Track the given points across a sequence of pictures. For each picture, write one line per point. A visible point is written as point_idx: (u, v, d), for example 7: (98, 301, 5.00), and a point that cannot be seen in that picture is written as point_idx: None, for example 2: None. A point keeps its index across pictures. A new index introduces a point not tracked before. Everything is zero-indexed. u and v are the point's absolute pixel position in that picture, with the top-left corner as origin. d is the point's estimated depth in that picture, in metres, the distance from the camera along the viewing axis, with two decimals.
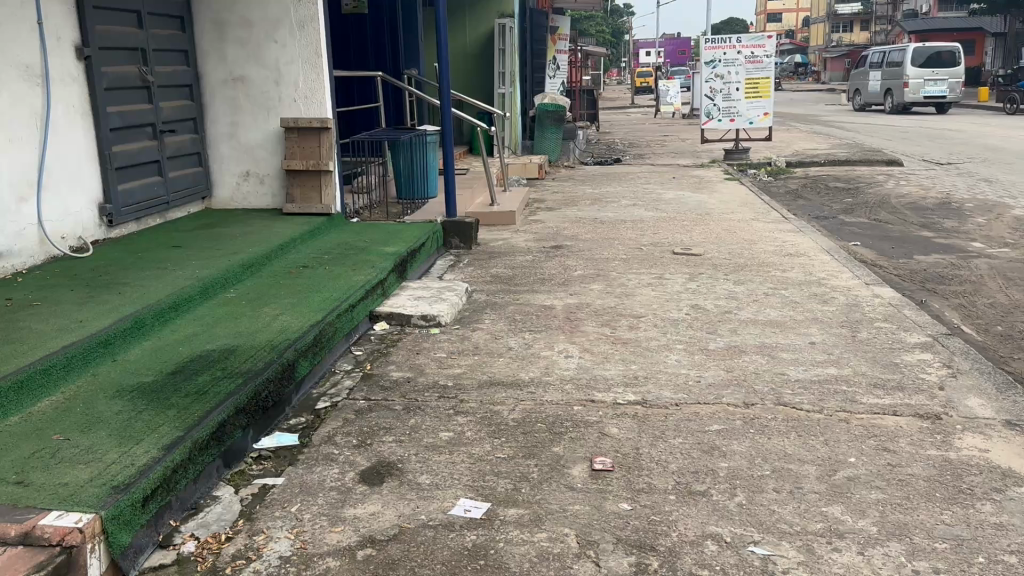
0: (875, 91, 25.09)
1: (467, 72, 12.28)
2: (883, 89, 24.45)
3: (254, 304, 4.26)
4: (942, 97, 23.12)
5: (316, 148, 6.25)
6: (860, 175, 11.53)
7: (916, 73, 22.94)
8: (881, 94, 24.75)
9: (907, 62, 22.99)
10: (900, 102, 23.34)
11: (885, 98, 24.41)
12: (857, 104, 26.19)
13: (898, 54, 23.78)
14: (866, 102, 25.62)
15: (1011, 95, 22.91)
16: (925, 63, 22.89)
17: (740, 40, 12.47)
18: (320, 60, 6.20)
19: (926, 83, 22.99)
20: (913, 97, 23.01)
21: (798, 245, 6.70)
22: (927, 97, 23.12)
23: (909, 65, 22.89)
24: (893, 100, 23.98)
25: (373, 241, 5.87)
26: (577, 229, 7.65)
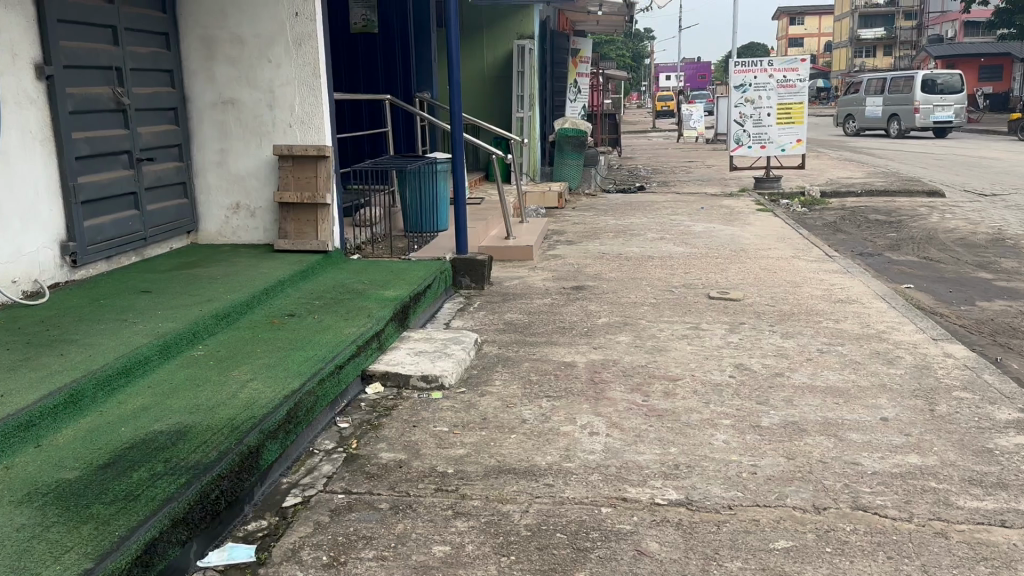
0: (874, 116, 24.47)
1: (484, 97, 11.73)
2: (885, 115, 23.80)
3: (221, 367, 3.63)
4: (950, 123, 22.56)
5: (312, 178, 5.64)
6: (902, 207, 10.80)
7: (927, 100, 22.35)
8: (882, 119, 24.17)
9: (916, 88, 22.34)
10: (907, 128, 22.69)
11: (887, 124, 23.77)
12: (851, 129, 25.48)
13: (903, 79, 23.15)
14: (861, 128, 25.03)
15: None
16: (932, 88, 22.31)
17: (772, 63, 11.82)
18: (318, 81, 5.60)
19: (934, 109, 22.41)
20: (923, 123, 22.38)
21: (848, 290, 6.00)
22: (936, 123, 22.51)
23: (918, 91, 22.28)
24: (895, 126, 23.38)
25: (374, 283, 5.24)
26: (601, 267, 6.97)
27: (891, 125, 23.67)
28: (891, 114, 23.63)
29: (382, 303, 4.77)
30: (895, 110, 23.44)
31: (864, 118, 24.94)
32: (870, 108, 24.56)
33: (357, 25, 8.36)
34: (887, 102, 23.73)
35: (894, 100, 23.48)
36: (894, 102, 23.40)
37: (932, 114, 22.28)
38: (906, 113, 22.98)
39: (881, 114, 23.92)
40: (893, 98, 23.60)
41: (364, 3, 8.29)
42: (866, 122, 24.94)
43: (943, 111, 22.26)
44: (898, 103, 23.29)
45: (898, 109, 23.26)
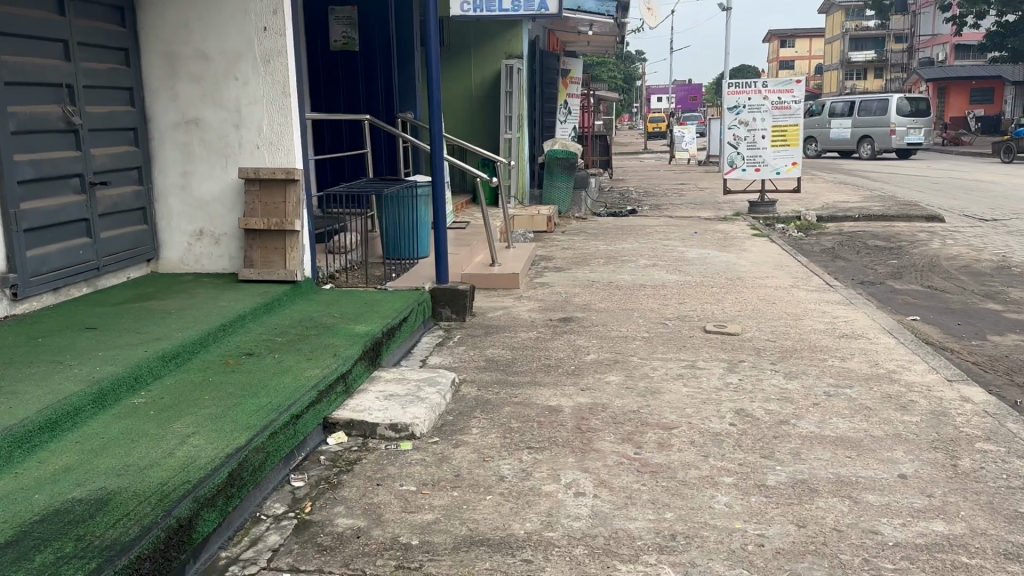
0: (838, 139, 24.79)
1: (472, 118, 11.43)
2: (856, 137, 24.02)
3: (163, 418, 3.25)
4: (920, 145, 23.10)
5: (281, 205, 5.24)
6: (901, 232, 10.50)
7: (902, 121, 22.74)
8: (850, 141, 24.43)
9: (891, 111, 22.77)
10: (882, 148, 22.92)
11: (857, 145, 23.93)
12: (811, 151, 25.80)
13: (872, 102, 23.47)
14: (823, 149, 25.31)
15: (1009, 144, 23.30)
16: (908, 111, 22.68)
17: (766, 84, 11.53)
18: (288, 100, 5.25)
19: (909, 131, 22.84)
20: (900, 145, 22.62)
21: (853, 323, 5.66)
22: (909, 144, 22.97)
23: (893, 113, 22.64)
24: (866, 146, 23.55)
25: (344, 317, 4.85)
26: (591, 297, 6.61)
27: (862, 147, 23.90)
28: (860, 136, 23.88)
29: (351, 340, 4.39)
30: (866, 132, 23.69)
31: (828, 139, 25.12)
32: (837, 130, 24.76)
33: (337, 43, 8.06)
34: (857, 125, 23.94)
35: (866, 122, 23.81)
36: (866, 125, 23.66)
37: (908, 135, 22.61)
38: (881, 136, 23.24)
39: (850, 136, 24.15)
40: (865, 120, 23.93)
41: (345, 20, 7.98)
42: (830, 143, 25.11)
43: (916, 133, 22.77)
44: (871, 126, 23.57)
45: (871, 132, 23.50)
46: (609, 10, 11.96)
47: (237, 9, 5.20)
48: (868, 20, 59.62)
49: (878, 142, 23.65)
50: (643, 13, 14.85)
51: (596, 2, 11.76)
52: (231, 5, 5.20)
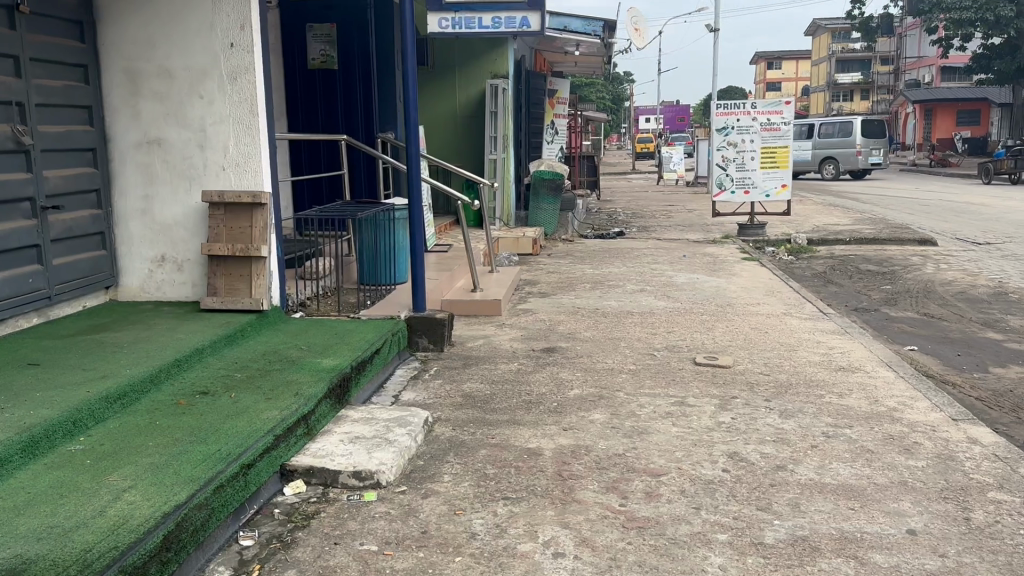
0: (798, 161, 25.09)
1: (456, 138, 11.19)
2: (817, 158, 24.43)
3: (99, 469, 2.94)
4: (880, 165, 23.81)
5: (247, 229, 4.96)
6: (893, 256, 10.32)
7: (866, 144, 23.45)
8: (811, 163, 24.77)
9: (857, 134, 23.33)
10: (849, 168, 23.37)
11: (820, 167, 24.48)
12: None
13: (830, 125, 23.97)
14: None
15: (987, 164, 23.78)
16: (872, 133, 23.36)
17: (755, 105, 11.37)
18: (256, 120, 4.97)
19: (872, 152, 23.67)
20: (866, 167, 23.26)
21: (849, 354, 5.41)
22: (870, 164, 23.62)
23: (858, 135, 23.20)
24: (830, 168, 24.24)
25: (311, 349, 4.54)
26: (576, 325, 6.33)
27: (824, 168, 24.32)
28: (824, 158, 24.33)
29: (316, 375, 4.08)
30: (829, 154, 24.20)
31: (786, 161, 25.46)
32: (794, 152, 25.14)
33: (314, 61, 7.81)
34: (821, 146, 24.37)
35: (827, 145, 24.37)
36: (828, 146, 24.15)
37: (872, 157, 23.50)
38: (847, 157, 23.79)
39: (809, 157, 24.54)
40: (825, 142, 24.30)
41: (324, 38, 7.75)
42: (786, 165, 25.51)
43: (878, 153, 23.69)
44: (835, 147, 24.04)
45: (836, 154, 23.99)
46: (597, 29, 11.57)
47: (202, 23, 4.93)
48: (853, 43, 60.16)
49: (841, 163, 24.26)
50: (631, 33, 14.70)
51: (582, 20, 11.49)
52: (196, 19, 4.94)
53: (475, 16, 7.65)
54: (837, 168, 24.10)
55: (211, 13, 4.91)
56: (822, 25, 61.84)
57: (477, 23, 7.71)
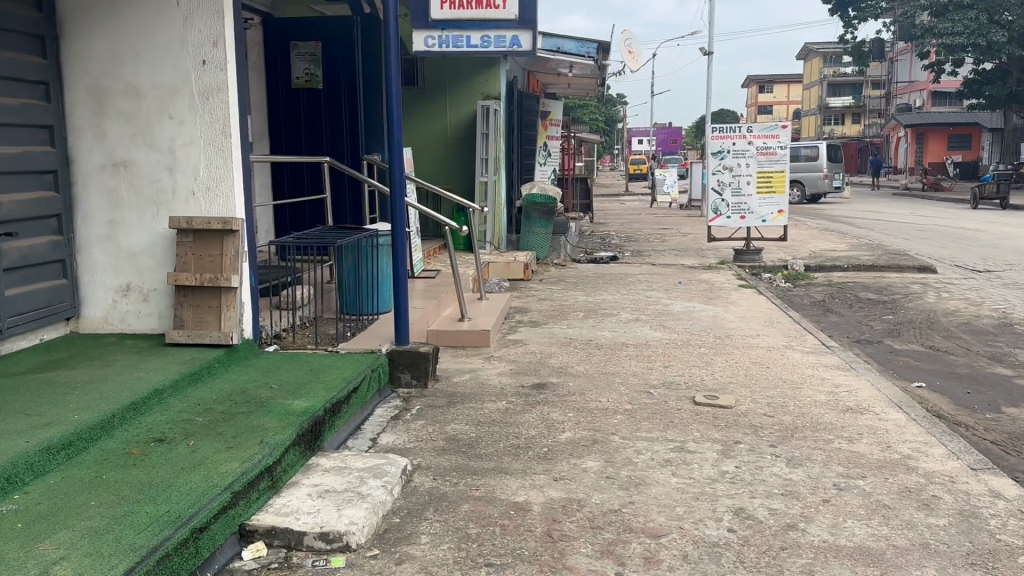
0: None
1: (446, 160, 10.92)
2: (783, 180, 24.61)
3: (30, 535, 2.62)
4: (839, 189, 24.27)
5: (217, 257, 4.63)
6: (892, 284, 10.07)
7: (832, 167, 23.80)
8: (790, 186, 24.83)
9: (823, 157, 23.69)
10: (816, 190, 23.63)
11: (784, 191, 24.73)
12: None
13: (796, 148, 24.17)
14: None
15: (976, 189, 23.81)
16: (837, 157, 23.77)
17: (751, 129, 11.10)
18: (228, 141, 4.68)
19: (837, 176, 24.03)
20: (830, 189, 23.59)
21: (855, 393, 5.12)
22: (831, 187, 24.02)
23: (825, 159, 23.61)
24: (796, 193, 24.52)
25: (283, 389, 4.21)
26: (568, 357, 6.02)
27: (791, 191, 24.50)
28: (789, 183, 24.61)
29: (284, 420, 3.76)
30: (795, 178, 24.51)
31: None
32: None
33: (298, 80, 7.54)
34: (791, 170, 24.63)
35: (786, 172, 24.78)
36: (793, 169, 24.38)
37: (836, 181, 23.87)
38: (814, 180, 24.15)
39: None
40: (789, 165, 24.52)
41: (308, 56, 7.49)
42: None
43: (840, 176, 24.24)
44: (800, 171, 24.28)
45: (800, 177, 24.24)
46: (591, 51, 11.37)
47: (172, 39, 4.65)
48: (844, 66, 60.51)
49: (807, 186, 24.56)
50: (625, 56, 14.51)
51: (576, 41, 11.29)
52: (166, 35, 4.66)
53: (463, 34, 7.49)
54: (802, 192, 24.52)
55: (182, 29, 4.64)
56: (813, 50, 62.13)
57: (464, 42, 7.56)
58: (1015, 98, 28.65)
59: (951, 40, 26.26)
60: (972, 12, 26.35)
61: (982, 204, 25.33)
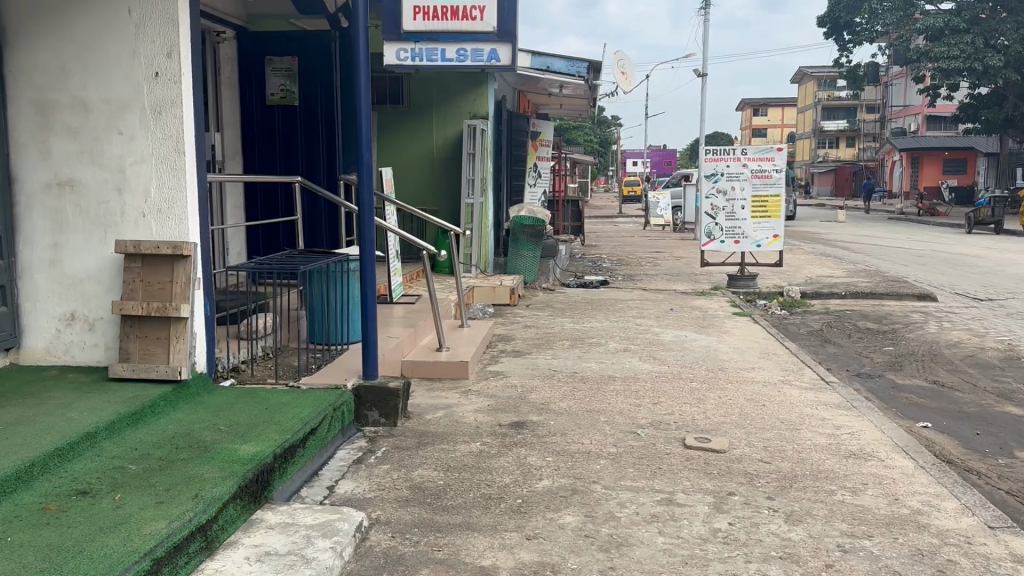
0: None
1: (432, 180, 10.59)
2: None
3: None
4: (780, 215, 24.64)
5: (167, 284, 4.28)
6: (892, 313, 9.73)
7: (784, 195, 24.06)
8: None
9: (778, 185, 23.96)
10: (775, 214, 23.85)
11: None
12: None
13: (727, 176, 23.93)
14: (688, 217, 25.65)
15: (971, 215, 23.63)
16: None
17: (746, 151, 10.80)
18: (182, 159, 4.33)
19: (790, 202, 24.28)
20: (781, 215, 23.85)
21: (857, 437, 4.76)
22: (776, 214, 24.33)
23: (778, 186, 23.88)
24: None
25: (230, 433, 3.82)
26: (551, 390, 5.63)
27: None
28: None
29: (226, 469, 3.38)
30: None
31: None
32: None
33: (273, 96, 7.23)
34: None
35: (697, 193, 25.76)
36: None
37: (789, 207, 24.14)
38: None
39: None
40: None
41: (284, 72, 7.18)
42: None
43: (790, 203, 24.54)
44: None
45: None
46: (581, 70, 11.07)
47: (123, 50, 4.31)
48: (838, 91, 60.67)
49: None
50: (617, 77, 14.25)
51: (566, 61, 10.99)
52: (116, 44, 4.31)
53: (439, 47, 7.07)
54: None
55: (134, 38, 4.30)
56: (808, 74, 62.25)
57: (438, 55, 7.05)
58: (1009, 123, 28.52)
59: (948, 65, 26.13)
60: (968, 37, 26.25)
61: (977, 229, 25.14)
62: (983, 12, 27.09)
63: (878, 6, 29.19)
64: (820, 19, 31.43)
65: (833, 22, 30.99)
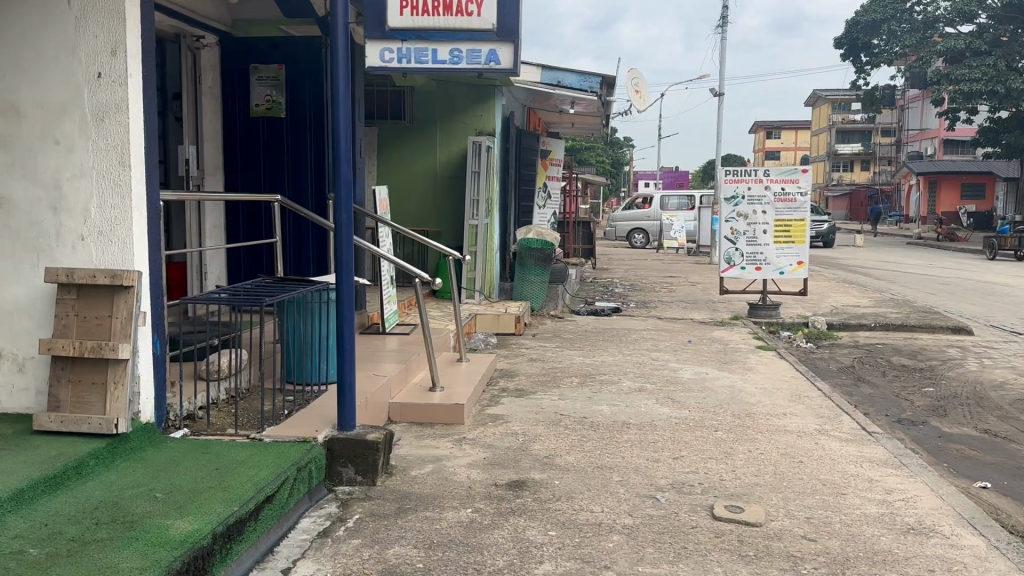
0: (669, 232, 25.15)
1: (435, 200, 9.98)
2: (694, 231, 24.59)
3: None
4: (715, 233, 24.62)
5: (106, 320, 3.66)
6: (927, 348, 9.03)
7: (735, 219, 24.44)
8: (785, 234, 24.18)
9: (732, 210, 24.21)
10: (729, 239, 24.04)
11: (628, 237, 25.61)
12: (637, 242, 25.33)
13: (670, 198, 24.52)
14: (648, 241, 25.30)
15: (993, 240, 22.97)
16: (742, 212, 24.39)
17: (768, 172, 10.15)
18: (127, 174, 3.72)
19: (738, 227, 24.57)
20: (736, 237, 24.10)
21: (913, 505, 4.06)
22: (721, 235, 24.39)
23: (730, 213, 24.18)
24: (638, 239, 25.37)
25: (165, 505, 3.16)
26: (556, 438, 4.96)
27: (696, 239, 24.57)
28: (630, 229, 25.52)
29: (148, 557, 2.71)
30: (635, 225, 25.52)
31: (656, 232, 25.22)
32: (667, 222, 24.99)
33: (258, 108, 6.64)
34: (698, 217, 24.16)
35: (630, 217, 25.70)
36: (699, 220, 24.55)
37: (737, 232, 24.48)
38: None
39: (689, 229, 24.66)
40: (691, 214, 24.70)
41: (269, 81, 6.59)
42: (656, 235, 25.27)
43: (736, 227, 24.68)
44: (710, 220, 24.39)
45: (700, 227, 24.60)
46: (594, 86, 10.38)
47: (61, 47, 3.72)
48: (853, 113, 59.99)
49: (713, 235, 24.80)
50: (631, 95, 13.64)
51: (578, 75, 10.34)
52: (53, 40, 3.73)
53: (429, 47, 5.45)
54: (647, 239, 25.35)
55: (74, 33, 3.71)
56: (822, 97, 61.59)
57: (432, 58, 5.46)
58: None
59: (969, 87, 25.37)
60: (990, 59, 25.58)
61: (1001, 255, 24.31)
62: (1005, 34, 26.43)
63: (897, 28, 28.58)
64: (837, 41, 30.85)
65: (851, 43, 30.36)
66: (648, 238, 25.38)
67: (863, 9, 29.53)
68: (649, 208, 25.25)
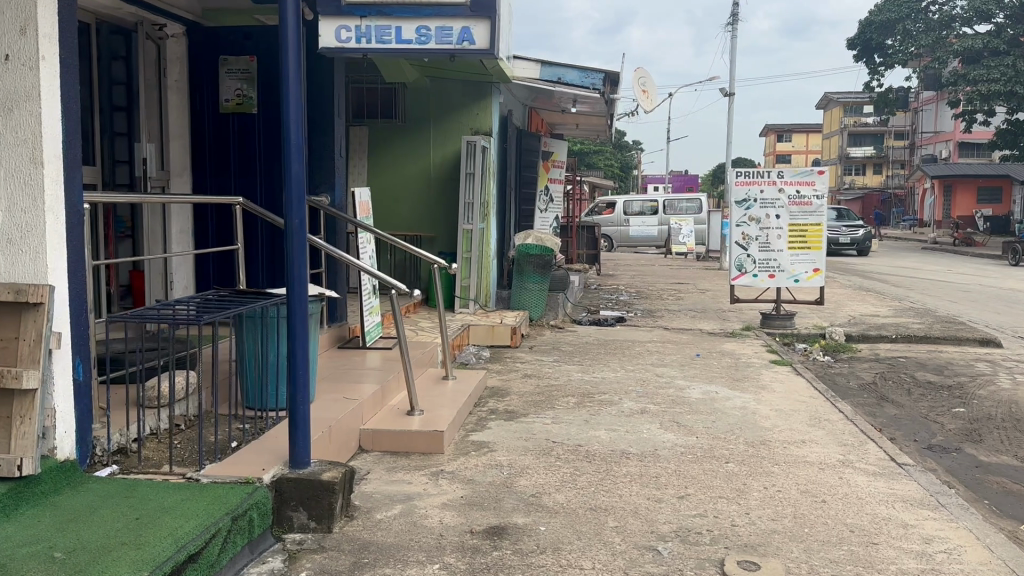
0: (638, 236, 24.58)
1: (430, 204, 9.45)
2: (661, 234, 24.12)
3: None
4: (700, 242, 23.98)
5: (12, 343, 3.14)
6: (953, 362, 8.43)
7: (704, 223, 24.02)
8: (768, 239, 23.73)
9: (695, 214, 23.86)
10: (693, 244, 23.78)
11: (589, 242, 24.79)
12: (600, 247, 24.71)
13: (632, 202, 24.47)
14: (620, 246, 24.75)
15: (1014, 246, 22.28)
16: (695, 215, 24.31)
17: (782, 174, 9.58)
18: (40, 172, 3.18)
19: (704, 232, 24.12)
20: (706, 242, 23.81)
21: (961, 559, 3.48)
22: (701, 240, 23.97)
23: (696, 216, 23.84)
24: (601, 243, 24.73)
25: (62, 568, 2.61)
26: (545, 471, 4.39)
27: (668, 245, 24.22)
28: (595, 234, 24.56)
29: None
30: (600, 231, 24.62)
31: (624, 237, 24.73)
32: (636, 228, 24.44)
33: (227, 103, 6.13)
34: (660, 221, 24.19)
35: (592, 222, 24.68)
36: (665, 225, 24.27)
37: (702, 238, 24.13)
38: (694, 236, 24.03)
39: (654, 234, 24.24)
40: (663, 219, 24.29)
41: (240, 73, 6.09)
42: (624, 241, 24.69)
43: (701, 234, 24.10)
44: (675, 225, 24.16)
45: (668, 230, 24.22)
46: (596, 82, 9.68)
47: None
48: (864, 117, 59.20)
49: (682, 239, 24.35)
50: (637, 95, 13.06)
51: (580, 71, 9.71)
52: None
53: (392, 24, 5.48)
54: (611, 243, 24.68)
55: None
56: (834, 100, 60.74)
57: (394, 36, 5.49)
58: None
59: (986, 88, 24.72)
60: (1008, 59, 24.86)
61: None
62: None
63: (912, 27, 27.90)
64: (850, 42, 30.24)
65: (863, 44, 29.53)
66: (610, 242, 24.73)
67: (877, 9, 28.91)
68: (612, 213, 24.66)
